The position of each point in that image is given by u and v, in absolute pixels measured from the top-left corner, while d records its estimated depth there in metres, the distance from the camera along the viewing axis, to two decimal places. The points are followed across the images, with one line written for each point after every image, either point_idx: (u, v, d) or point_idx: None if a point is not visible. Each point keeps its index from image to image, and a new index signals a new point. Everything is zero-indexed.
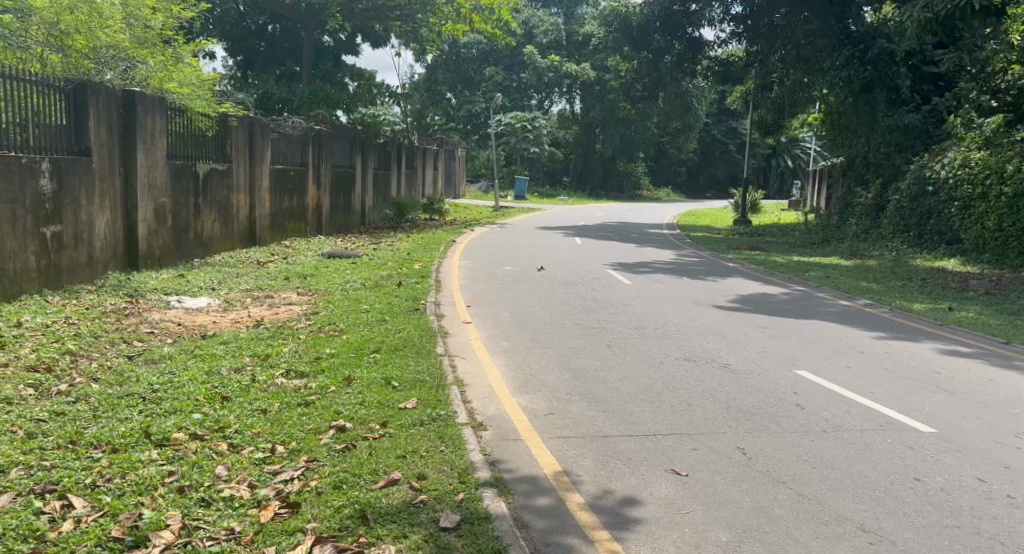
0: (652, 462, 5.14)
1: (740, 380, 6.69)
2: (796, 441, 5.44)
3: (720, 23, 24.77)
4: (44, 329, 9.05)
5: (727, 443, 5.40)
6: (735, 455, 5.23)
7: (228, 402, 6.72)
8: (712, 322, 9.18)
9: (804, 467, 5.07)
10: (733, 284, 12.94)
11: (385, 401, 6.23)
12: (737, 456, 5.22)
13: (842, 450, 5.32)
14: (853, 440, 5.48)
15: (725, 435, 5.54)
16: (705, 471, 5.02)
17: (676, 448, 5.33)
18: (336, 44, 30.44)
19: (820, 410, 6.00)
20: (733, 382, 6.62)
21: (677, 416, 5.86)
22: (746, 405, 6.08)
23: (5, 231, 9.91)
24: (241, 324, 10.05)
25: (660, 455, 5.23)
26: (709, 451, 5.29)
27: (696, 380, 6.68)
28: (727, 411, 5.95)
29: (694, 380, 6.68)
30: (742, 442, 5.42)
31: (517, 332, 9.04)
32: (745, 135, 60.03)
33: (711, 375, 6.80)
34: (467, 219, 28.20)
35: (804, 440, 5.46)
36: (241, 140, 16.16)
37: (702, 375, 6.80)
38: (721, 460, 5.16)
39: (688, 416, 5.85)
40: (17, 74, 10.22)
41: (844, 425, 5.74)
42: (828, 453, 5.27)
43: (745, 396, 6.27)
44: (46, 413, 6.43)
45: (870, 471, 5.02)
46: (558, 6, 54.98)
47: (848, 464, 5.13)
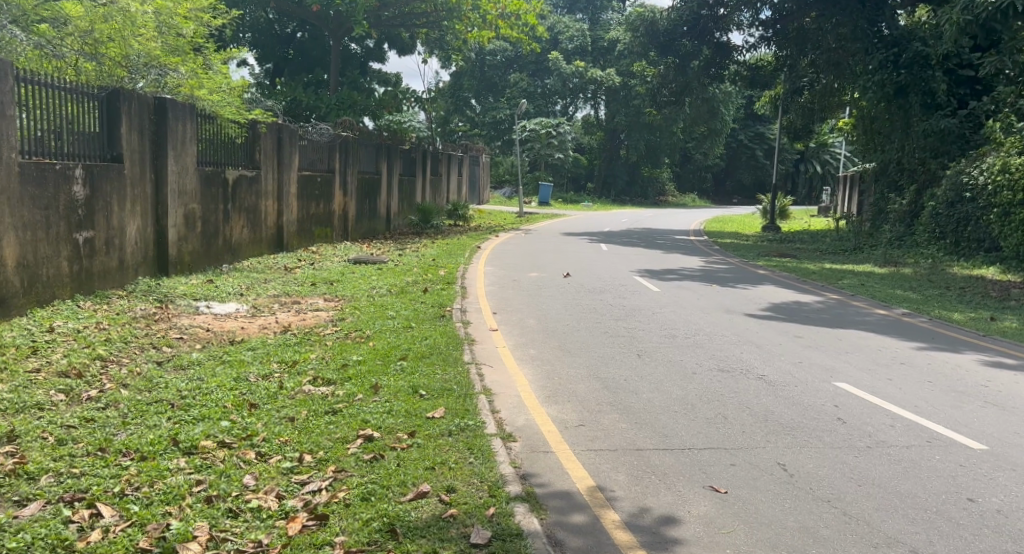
0: (689, 477, 5.03)
1: (776, 392, 6.55)
2: (838, 457, 5.30)
3: (749, 27, 24.53)
4: (75, 335, 9.10)
5: (766, 458, 5.28)
6: (775, 471, 5.10)
7: (255, 409, 6.69)
8: (745, 331, 9.04)
9: (848, 485, 4.94)
10: (764, 292, 12.76)
11: (413, 410, 6.16)
12: (777, 473, 5.09)
13: (887, 467, 5.18)
14: (899, 457, 5.33)
15: (763, 450, 5.42)
16: (744, 489, 4.90)
17: (714, 464, 5.21)
18: (364, 51, 30.52)
19: (862, 424, 5.86)
20: (770, 394, 6.48)
21: (714, 429, 5.74)
22: (785, 418, 5.95)
23: (39, 236, 9.97)
24: (269, 330, 10.05)
25: (698, 471, 5.11)
26: (749, 467, 5.16)
27: (731, 392, 6.55)
28: (765, 425, 5.82)
29: (728, 392, 6.55)
30: (783, 458, 5.29)
31: (545, 340, 8.95)
32: (772, 140, 59.57)
33: (746, 387, 6.67)
34: (492, 225, 28.15)
35: (846, 456, 5.32)
36: (269, 147, 16.22)
37: (737, 387, 6.67)
38: (761, 477, 5.03)
39: (724, 430, 5.73)
40: (55, 82, 10.31)
41: (888, 440, 5.60)
42: (873, 471, 5.12)
43: (782, 409, 6.13)
44: (76, 419, 6.43)
45: (919, 490, 4.88)
46: (583, 12, 54.89)
47: (895, 482, 4.98)
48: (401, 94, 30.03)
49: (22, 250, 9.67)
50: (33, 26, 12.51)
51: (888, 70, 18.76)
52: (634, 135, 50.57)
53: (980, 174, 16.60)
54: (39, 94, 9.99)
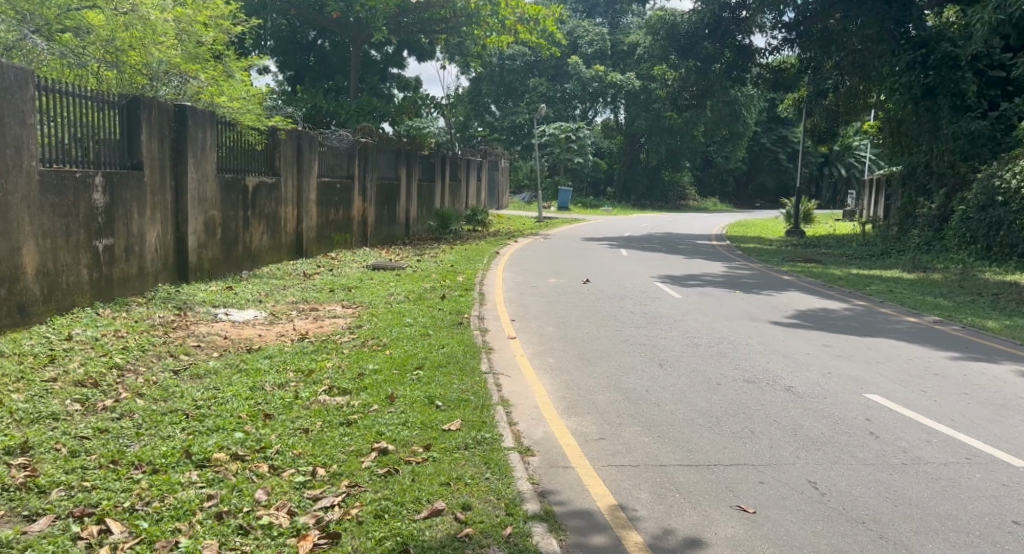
0: (715, 496, 4.86)
1: (805, 405, 6.37)
2: (872, 475, 5.11)
3: (771, 30, 24.26)
4: (93, 343, 9.05)
5: (796, 476, 5.10)
6: (806, 490, 4.93)
7: (270, 420, 6.59)
8: (770, 339, 8.84)
9: (884, 505, 4.75)
10: (790, 298, 12.54)
11: (429, 422, 6.03)
12: (808, 491, 4.91)
13: (925, 486, 4.99)
14: (937, 475, 5.14)
15: (793, 467, 5.24)
16: (775, 509, 4.73)
17: (741, 481, 5.04)
18: (384, 58, 30.47)
19: (896, 440, 5.67)
20: (799, 407, 6.29)
21: (741, 444, 5.57)
22: (814, 432, 5.76)
23: (59, 244, 9.94)
24: (287, 337, 9.97)
25: (725, 489, 4.95)
26: (778, 486, 4.98)
27: (757, 404, 6.37)
28: (794, 440, 5.64)
29: (755, 404, 6.37)
30: (813, 475, 5.11)
31: (564, 348, 8.81)
32: (796, 143, 59.03)
33: (773, 399, 6.49)
34: (511, 230, 28.02)
35: (881, 474, 5.13)
36: (289, 154, 16.18)
37: (763, 399, 6.48)
38: (791, 496, 4.86)
39: (751, 445, 5.55)
40: (76, 90, 10.27)
41: (924, 457, 5.40)
42: (910, 489, 4.94)
43: (812, 423, 5.95)
44: (89, 430, 6.35)
45: (960, 512, 4.69)
46: (603, 15, 54.61)
47: (933, 502, 4.80)
48: (421, 100, 29.99)
49: (42, 258, 9.65)
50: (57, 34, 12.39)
51: (915, 72, 18.42)
52: (654, 139, 50.27)
53: (1015, 177, 16.32)
54: (60, 102, 9.95)
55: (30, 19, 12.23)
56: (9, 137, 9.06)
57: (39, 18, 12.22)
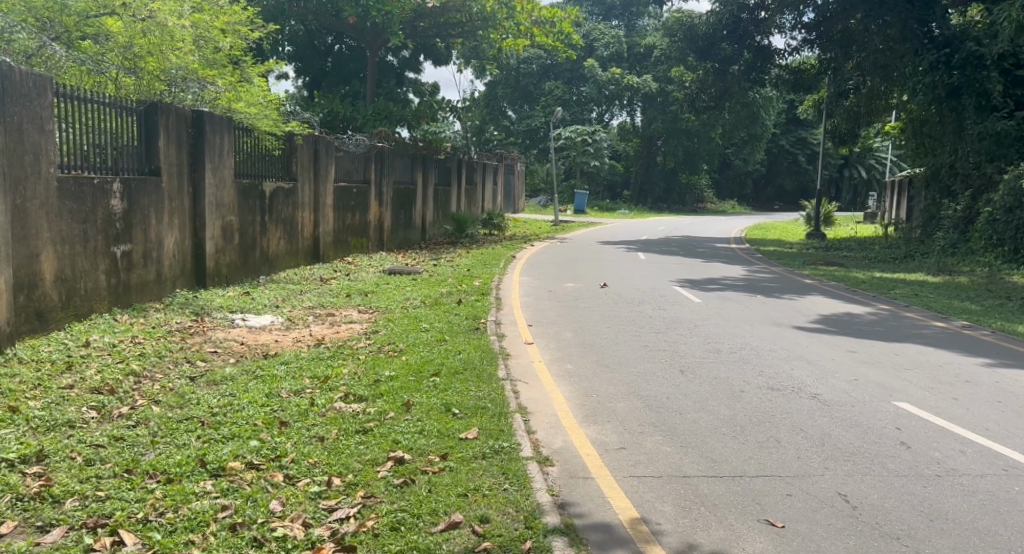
0: (742, 509, 4.75)
1: (832, 413, 6.23)
2: (905, 487, 4.97)
3: (790, 31, 24.07)
4: (111, 349, 9.03)
5: (826, 488, 4.97)
6: (837, 503, 4.80)
7: (286, 427, 6.53)
8: (794, 345, 8.70)
9: (918, 519, 4.62)
10: (813, 302, 12.37)
11: (446, 430, 5.94)
12: (838, 504, 4.78)
13: (960, 499, 4.85)
14: (973, 487, 5.00)
15: (821, 478, 5.11)
16: (804, 523, 4.60)
17: (768, 494, 4.92)
18: (400, 62, 30.45)
19: (928, 450, 5.52)
20: (826, 415, 6.16)
21: (767, 454, 5.44)
22: (843, 442, 5.63)
23: (77, 251, 9.94)
24: (303, 343, 9.91)
25: (751, 501, 4.83)
26: (807, 498, 4.86)
27: (782, 412, 6.24)
28: (822, 450, 5.51)
29: (780, 412, 6.24)
30: (843, 487, 4.98)
31: (583, 354, 8.70)
32: (815, 145, 58.60)
33: (799, 407, 6.35)
34: (528, 234, 27.93)
35: (914, 486, 4.99)
36: (306, 159, 16.16)
37: (788, 407, 6.35)
38: (821, 509, 4.73)
39: (778, 455, 5.43)
40: (94, 97, 10.26)
41: (959, 468, 5.26)
42: (945, 503, 4.80)
43: (840, 432, 5.81)
44: (105, 438, 6.30)
45: (999, 527, 4.54)
46: (619, 18, 54.39)
47: (971, 516, 4.65)
48: (437, 104, 29.95)
49: (60, 264, 9.64)
50: (76, 42, 12.47)
51: (940, 72, 18.17)
52: (671, 142, 50.05)
53: None
54: (78, 108, 9.94)
55: (50, 27, 12.39)
56: (29, 145, 9.05)
57: (58, 25, 12.41)
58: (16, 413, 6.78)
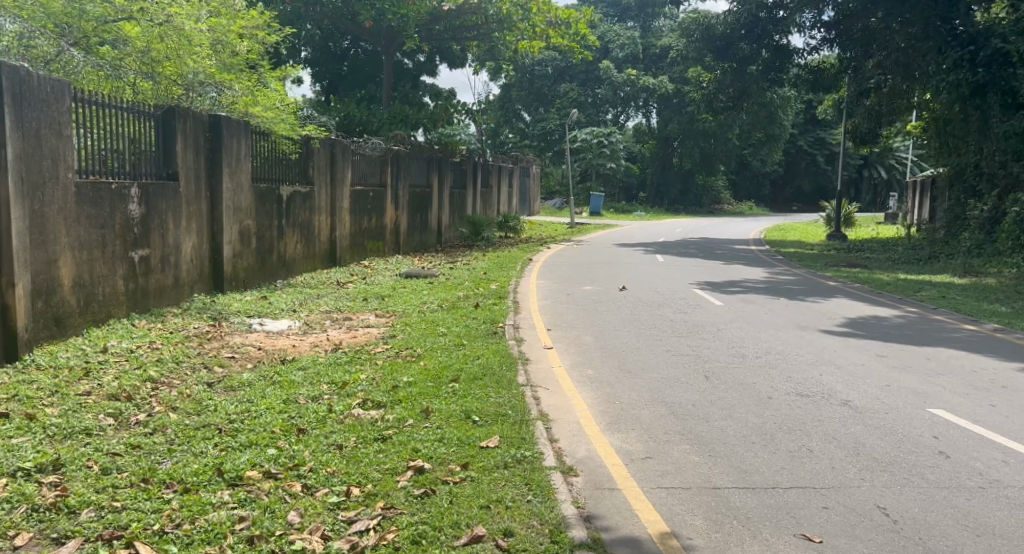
0: (777, 523, 4.60)
1: (864, 421, 6.08)
2: (947, 500, 4.82)
3: (810, 29, 23.88)
4: (128, 355, 8.98)
5: (864, 500, 4.82)
6: (876, 516, 4.65)
7: (304, 435, 6.44)
8: (821, 350, 8.54)
9: (963, 534, 4.46)
10: (838, 305, 12.19)
11: (466, 438, 5.84)
12: (878, 518, 4.63)
13: (1007, 512, 4.69)
14: (1018, 500, 4.84)
15: (859, 490, 4.96)
16: (843, 537, 4.46)
17: (803, 506, 4.77)
18: (416, 66, 30.38)
19: (969, 460, 5.36)
20: (859, 423, 6.00)
21: (800, 464, 5.30)
22: (879, 452, 5.47)
23: (95, 256, 9.90)
24: (321, 348, 9.83)
25: (786, 515, 4.68)
26: (844, 511, 4.71)
27: (814, 420, 6.09)
28: (857, 459, 5.36)
29: (812, 420, 6.09)
30: (882, 499, 4.83)
31: (603, 359, 8.57)
32: (834, 145, 58.20)
33: (831, 414, 6.20)
34: (544, 236, 27.81)
35: (957, 499, 4.84)
36: (322, 162, 16.12)
37: (820, 415, 6.20)
38: (860, 523, 4.59)
39: (812, 465, 5.28)
40: (112, 102, 10.23)
41: (1002, 479, 5.10)
42: (990, 516, 4.64)
43: (875, 441, 5.66)
44: (122, 446, 6.22)
45: None
46: (635, 19, 54.02)
47: (1018, 531, 4.50)
48: (452, 107, 29.89)
49: (78, 270, 9.59)
50: (95, 47, 12.29)
51: (964, 70, 17.83)
52: (687, 143, 49.79)
53: None
54: (97, 114, 9.92)
55: (69, 32, 12.15)
56: (47, 150, 9.01)
57: (77, 31, 12.19)
58: (33, 420, 6.69)
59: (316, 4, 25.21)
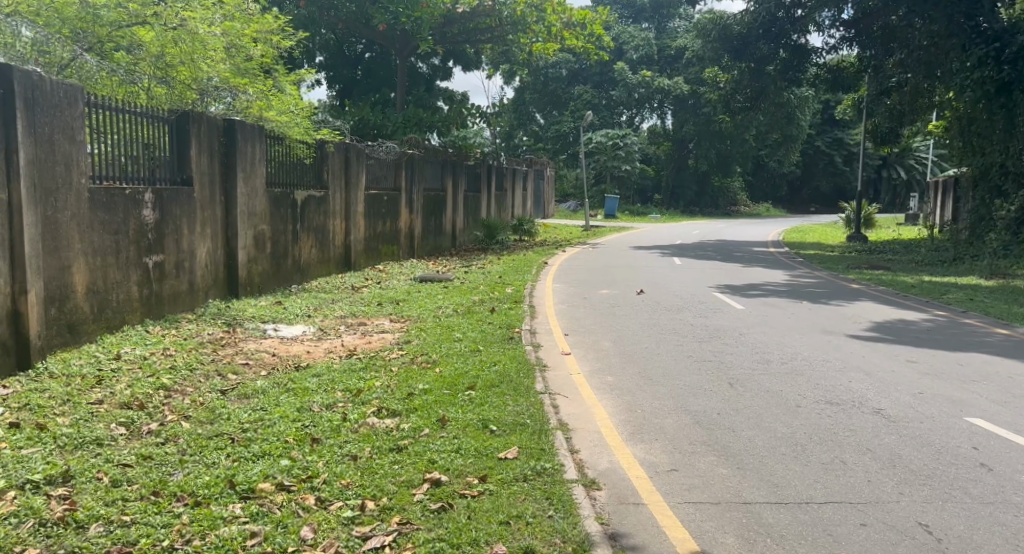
0: (812, 541, 4.42)
1: (898, 432, 5.88)
2: (993, 517, 4.62)
3: (828, 28, 23.67)
4: (141, 362, 8.86)
5: (903, 517, 4.63)
6: (918, 534, 4.45)
7: (318, 444, 6.30)
8: (849, 356, 8.34)
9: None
10: (863, 308, 11.99)
11: (483, 449, 5.70)
12: (919, 536, 4.44)
13: None
14: None
15: (897, 506, 4.76)
16: None
17: (840, 523, 4.59)
18: (430, 69, 30.32)
19: (1012, 473, 5.16)
20: (893, 434, 5.80)
21: (834, 477, 5.11)
22: (916, 464, 5.28)
23: (109, 262, 9.81)
24: (335, 354, 9.69)
25: (822, 533, 4.50)
26: (883, 529, 4.52)
27: (846, 430, 5.89)
28: (894, 472, 5.17)
29: (844, 430, 5.89)
30: (923, 516, 4.64)
31: (623, 366, 8.39)
32: (852, 146, 57.78)
33: (864, 424, 6.00)
34: (559, 239, 27.63)
35: (1004, 516, 4.63)
36: (337, 166, 16.02)
37: (852, 425, 6.00)
38: (901, 542, 4.40)
39: (847, 478, 5.08)
40: (126, 107, 10.14)
41: None
42: None
43: (911, 452, 5.46)
44: (133, 457, 6.09)
45: None
46: (649, 20, 53.77)
47: None
48: (467, 110, 29.77)
49: (91, 276, 9.51)
50: (109, 51, 12.28)
51: (988, 67, 17.74)
52: (703, 144, 49.51)
53: None
54: (112, 119, 9.85)
55: (83, 38, 12.03)
56: (60, 156, 8.93)
57: (91, 37, 12.08)
58: (43, 430, 6.56)
59: (331, 7, 25.19)
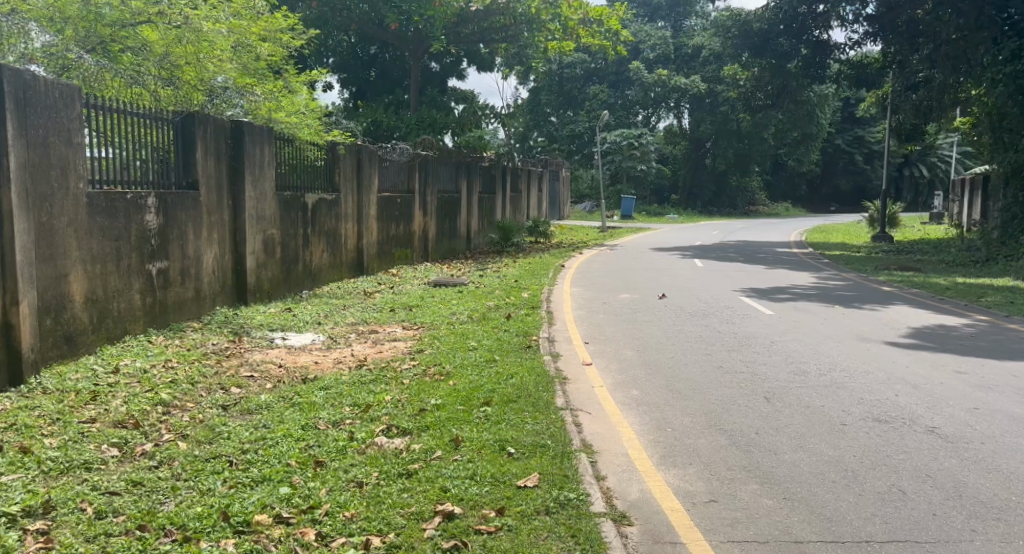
0: None
1: (960, 457, 5.39)
2: None
3: (852, 23, 23.11)
4: (140, 376, 8.39)
5: None
6: None
7: (322, 468, 5.82)
8: (892, 369, 7.86)
9: None
10: (899, 314, 11.56)
11: (501, 476, 5.23)
12: None
13: None
14: None
15: (970, 546, 4.25)
16: None
17: None
18: (442, 69, 29.63)
19: None
20: (953, 459, 5.32)
21: (895, 511, 4.60)
22: (984, 493, 4.79)
23: (109, 270, 9.37)
24: (344, 365, 9.23)
25: None
26: None
27: (901, 457, 5.40)
28: (960, 503, 4.68)
29: (898, 456, 5.41)
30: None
31: (650, 378, 7.87)
32: (872, 144, 56.97)
33: (921, 450, 5.50)
34: (575, 241, 27.12)
35: None
36: (348, 168, 15.55)
37: (906, 451, 5.50)
38: None
39: (908, 511, 4.60)
40: (130, 108, 9.71)
41: None
42: None
43: (977, 481, 4.96)
44: (122, 483, 5.61)
45: None
46: (665, 18, 53.14)
47: None
48: (480, 110, 29.21)
49: (90, 284, 9.07)
50: (116, 53, 11.70)
51: None
52: (721, 143, 48.87)
53: None
54: (115, 122, 9.44)
55: (87, 38, 11.42)
56: (56, 159, 8.50)
57: (94, 36, 11.46)
58: (28, 454, 6.08)
59: (344, 8, 24.78)
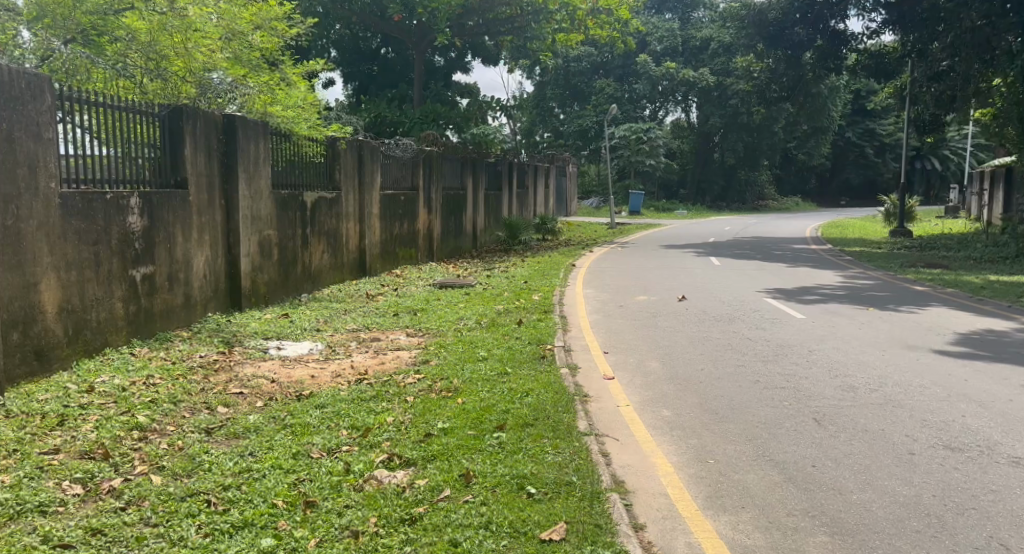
0: None
1: None
2: None
3: (870, 11, 22.37)
4: (117, 395, 7.56)
5: None
6: None
7: (312, 510, 5.01)
8: (952, 384, 7.04)
9: None
10: (940, 316, 10.74)
11: (520, 526, 4.49)
12: None
13: None
14: None
15: None
16: None
17: None
18: (447, 63, 28.91)
19: None
20: None
21: None
22: None
23: (87, 277, 8.56)
24: (343, 378, 8.40)
25: None
26: None
27: (991, 499, 4.63)
28: None
29: (989, 498, 4.64)
30: None
31: (682, 396, 7.03)
32: (884, 137, 56.00)
33: (1012, 490, 4.73)
34: (585, 238, 26.28)
35: None
36: (349, 165, 14.72)
37: (995, 491, 4.73)
38: None
39: None
40: (112, 101, 8.91)
41: None
42: None
43: None
44: (79, 532, 4.84)
45: None
46: (672, 11, 52.35)
47: None
48: (486, 104, 28.50)
49: (65, 293, 8.26)
50: (99, 41, 10.71)
51: None
52: (730, 136, 47.97)
53: None
54: (95, 118, 8.66)
55: (65, 26, 10.39)
56: (22, 156, 7.71)
57: (72, 23, 10.40)
58: None
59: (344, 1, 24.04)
